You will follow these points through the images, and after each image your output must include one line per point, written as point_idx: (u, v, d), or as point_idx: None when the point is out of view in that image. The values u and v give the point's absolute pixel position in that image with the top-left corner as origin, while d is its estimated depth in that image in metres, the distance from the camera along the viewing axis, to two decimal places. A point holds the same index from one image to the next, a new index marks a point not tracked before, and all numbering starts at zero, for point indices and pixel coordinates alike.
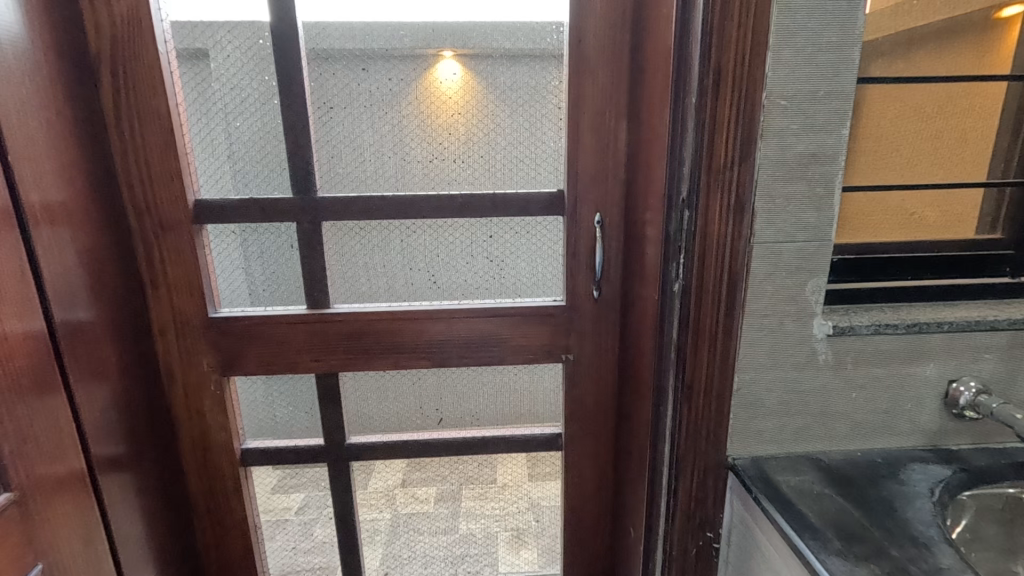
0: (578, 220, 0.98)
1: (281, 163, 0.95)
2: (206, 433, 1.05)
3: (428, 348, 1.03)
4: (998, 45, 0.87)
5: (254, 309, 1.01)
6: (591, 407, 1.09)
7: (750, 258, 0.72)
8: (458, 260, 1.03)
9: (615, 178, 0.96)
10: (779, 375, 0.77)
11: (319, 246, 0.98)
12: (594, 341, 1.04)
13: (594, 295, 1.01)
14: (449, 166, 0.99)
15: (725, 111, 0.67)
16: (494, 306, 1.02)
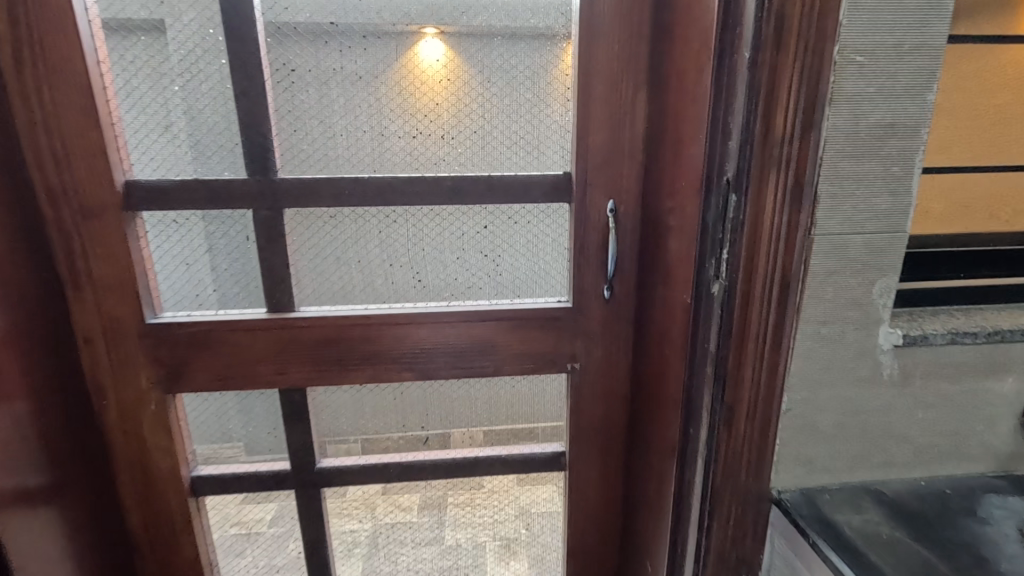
0: (589, 209, 0.83)
1: (233, 137, 0.79)
2: (147, 459, 0.88)
3: (413, 358, 0.88)
4: None
5: (203, 314, 0.84)
6: (599, 422, 0.95)
7: (810, 254, 0.59)
8: (447, 255, 0.88)
9: (632, 159, 0.82)
10: (835, 394, 0.64)
11: (281, 238, 0.82)
12: (604, 348, 0.91)
13: (605, 295, 0.87)
14: (437, 145, 0.84)
15: (788, 70, 0.54)
16: (488, 308, 0.88)
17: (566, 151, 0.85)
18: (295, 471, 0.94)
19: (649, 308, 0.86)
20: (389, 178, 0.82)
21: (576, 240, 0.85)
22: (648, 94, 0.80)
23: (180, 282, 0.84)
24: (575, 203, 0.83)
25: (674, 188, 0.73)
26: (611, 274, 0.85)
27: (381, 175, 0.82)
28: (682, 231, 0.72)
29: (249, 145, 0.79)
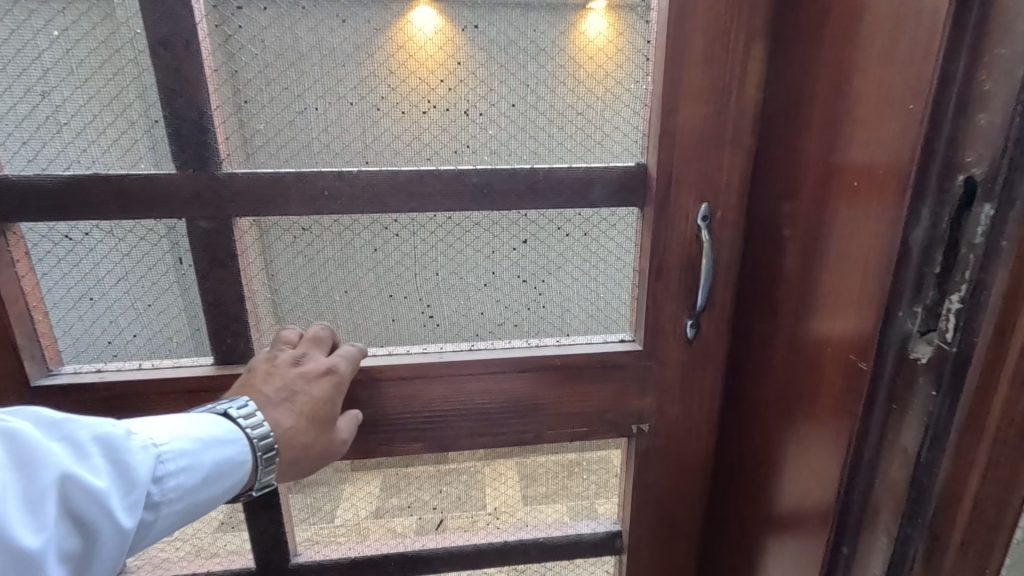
0: (672, 218, 0.59)
1: (151, 112, 0.52)
2: None
3: (424, 422, 0.64)
4: None
5: (120, 370, 0.58)
6: (670, 497, 0.71)
7: None
8: (469, 281, 0.62)
9: (736, 145, 0.58)
10: None
11: (229, 261, 0.56)
12: (682, 402, 0.67)
13: (688, 332, 0.63)
14: (455, 124, 0.57)
15: None
16: (528, 353, 0.63)
17: (641, 134, 0.59)
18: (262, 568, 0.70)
19: (750, 352, 0.62)
20: (387, 173, 0.56)
21: (651, 261, 0.60)
22: (763, 50, 0.55)
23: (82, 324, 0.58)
24: (653, 209, 0.59)
25: (816, 189, 0.49)
26: (701, 307, 0.61)
27: (374, 168, 0.56)
28: (832, 255, 0.48)
29: (177, 124, 0.52)
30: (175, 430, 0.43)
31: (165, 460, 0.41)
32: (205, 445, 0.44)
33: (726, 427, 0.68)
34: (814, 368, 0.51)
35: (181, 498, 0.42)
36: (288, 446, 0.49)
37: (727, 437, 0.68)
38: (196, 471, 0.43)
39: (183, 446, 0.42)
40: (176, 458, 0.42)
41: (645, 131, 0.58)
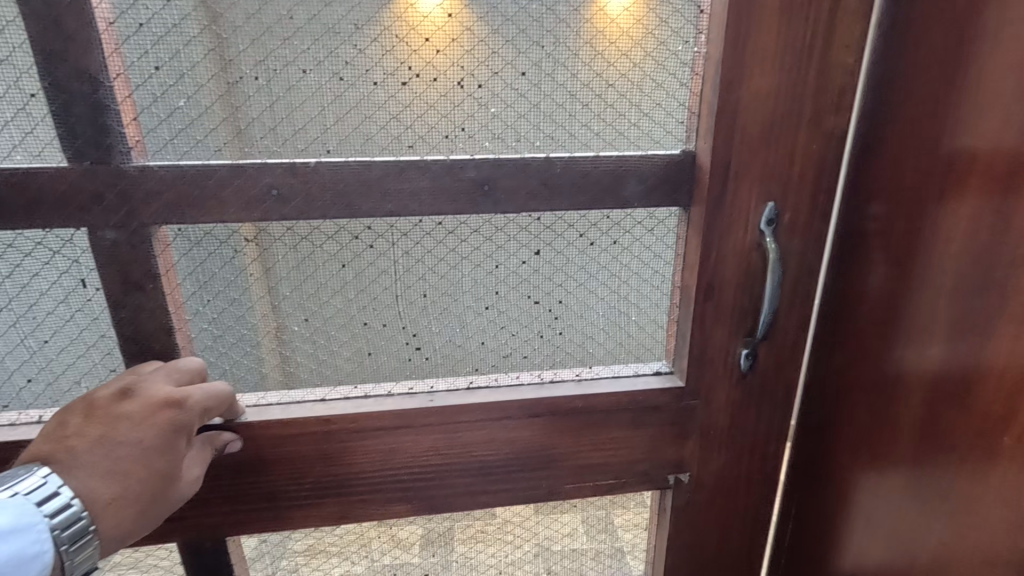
0: (729, 222, 0.46)
1: (22, 82, 0.37)
2: None
3: (411, 476, 0.51)
4: None
5: (8, 426, 0.44)
6: (712, 559, 0.59)
7: None
8: (467, 304, 0.48)
9: (813, 127, 0.44)
10: None
11: (148, 284, 0.43)
12: (729, 447, 0.54)
13: (741, 363, 0.50)
14: (447, 101, 0.42)
15: None
16: (542, 394, 0.50)
17: (688, 112, 0.45)
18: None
19: (812, 369, 0.53)
20: (355, 164, 0.42)
21: (699, 277, 0.47)
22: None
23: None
24: (702, 211, 0.45)
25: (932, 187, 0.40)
26: (762, 333, 0.48)
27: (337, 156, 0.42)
28: (956, 262, 0.39)
29: (60, 97, 0.37)
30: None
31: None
32: None
33: (789, 460, 0.59)
34: (916, 396, 0.42)
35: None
36: (113, 522, 0.36)
37: (788, 471, 0.59)
38: None
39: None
40: None
41: (696, 108, 0.44)
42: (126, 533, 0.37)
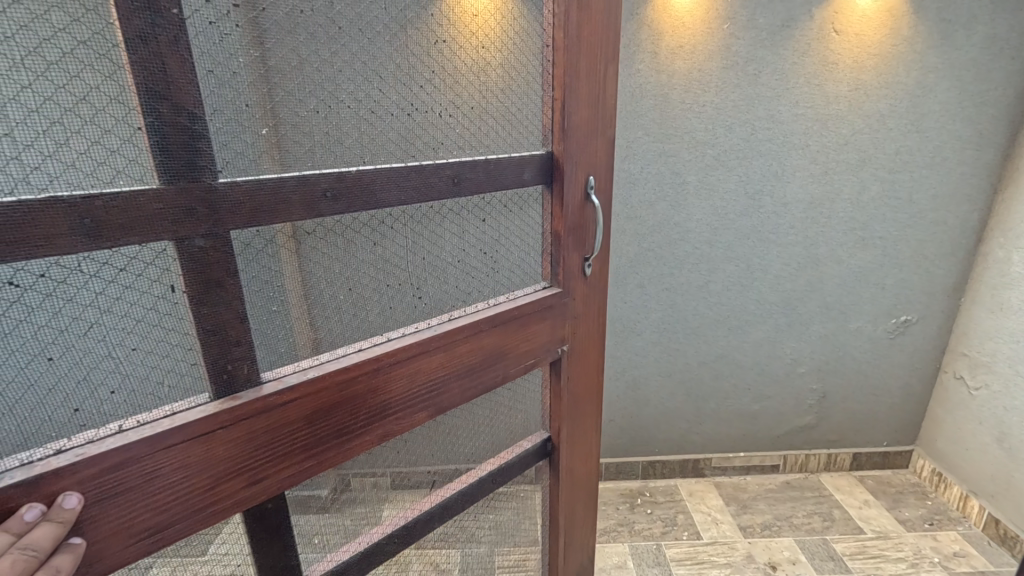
0: (573, 185, 0.72)
1: (124, 115, 0.40)
2: None
3: (427, 392, 0.63)
4: (862, 25, 1.26)
5: (95, 443, 0.41)
6: (583, 408, 0.88)
7: None
8: (446, 258, 0.65)
9: (602, 134, 0.75)
10: None
11: (228, 280, 0.46)
12: (585, 328, 0.82)
13: (584, 271, 0.78)
14: (433, 122, 0.60)
15: None
16: (496, 310, 0.69)
17: (540, 123, 0.70)
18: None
19: None
20: (385, 168, 0.54)
21: (564, 222, 0.72)
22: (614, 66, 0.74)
23: (26, 397, 0.39)
24: (557, 183, 0.71)
25: None
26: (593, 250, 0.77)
27: (373, 163, 0.54)
28: None
29: (162, 128, 0.41)
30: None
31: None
32: None
33: None
34: None
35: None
36: None
37: None
38: None
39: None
40: None
41: (549, 122, 0.69)
42: None
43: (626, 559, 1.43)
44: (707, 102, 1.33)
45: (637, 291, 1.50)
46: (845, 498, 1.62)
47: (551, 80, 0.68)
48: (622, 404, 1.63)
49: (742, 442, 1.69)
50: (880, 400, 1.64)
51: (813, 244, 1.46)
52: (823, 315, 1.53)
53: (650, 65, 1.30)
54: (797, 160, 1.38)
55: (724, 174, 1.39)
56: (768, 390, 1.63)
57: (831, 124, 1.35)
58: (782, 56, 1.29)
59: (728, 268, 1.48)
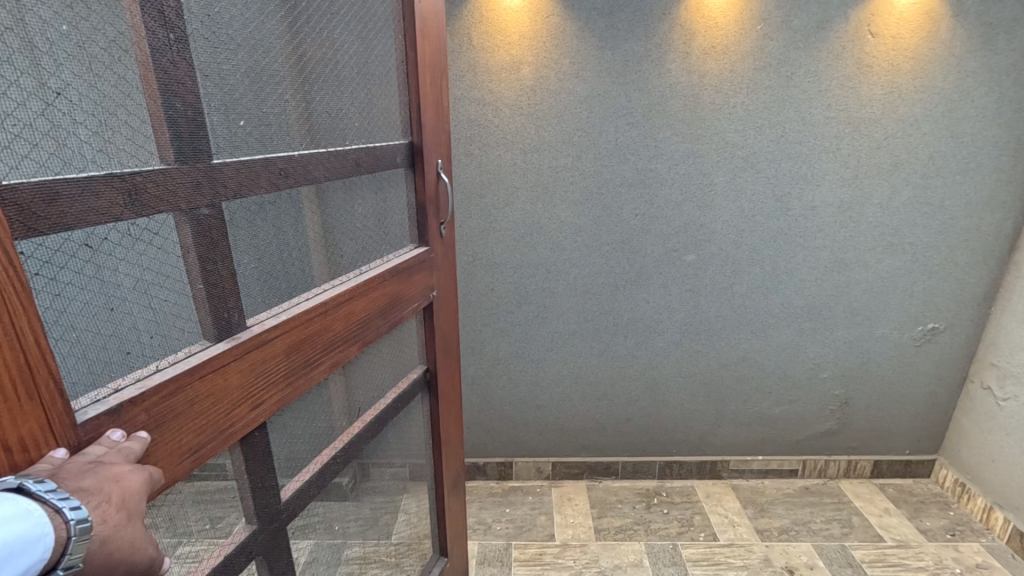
0: (430, 169, 0.82)
1: (148, 111, 0.43)
2: None
3: (363, 330, 0.69)
4: (898, 25, 1.25)
5: (146, 376, 0.44)
6: (447, 355, 0.99)
7: None
8: (356, 226, 0.70)
9: (442, 124, 0.86)
10: None
11: (221, 241, 0.51)
12: (445, 282, 0.93)
13: (441, 233, 0.89)
14: (345, 117, 0.67)
15: None
16: (392, 264, 0.76)
17: (401, 114, 0.77)
18: (263, 559, 0.60)
19: None
20: (316, 152, 0.62)
21: (427, 194, 0.82)
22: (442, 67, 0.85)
23: (96, 350, 0.41)
24: (421, 161, 0.80)
25: None
26: (447, 213, 0.88)
27: (308, 147, 0.61)
28: None
29: (175, 119, 0.45)
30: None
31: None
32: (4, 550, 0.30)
33: None
34: None
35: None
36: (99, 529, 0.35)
37: None
38: None
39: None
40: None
41: (407, 111, 0.78)
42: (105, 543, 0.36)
43: (642, 558, 1.43)
44: (738, 103, 1.32)
45: (660, 291, 1.50)
46: (865, 505, 1.60)
47: (407, 80, 0.76)
48: (639, 403, 1.63)
49: (761, 445, 1.68)
50: (904, 407, 1.62)
51: (841, 249, 1.44)
52: (848, 321, 1.52)
53: (682, 66, 1.29)
54: (828, 163, 1.36)
55: (752, 176, 1.38)
56: (790, 395, 1.62)
57: (864, 128, 1.33)
58: (816, 58, 1.28)
59: (753, 270, 1.47)
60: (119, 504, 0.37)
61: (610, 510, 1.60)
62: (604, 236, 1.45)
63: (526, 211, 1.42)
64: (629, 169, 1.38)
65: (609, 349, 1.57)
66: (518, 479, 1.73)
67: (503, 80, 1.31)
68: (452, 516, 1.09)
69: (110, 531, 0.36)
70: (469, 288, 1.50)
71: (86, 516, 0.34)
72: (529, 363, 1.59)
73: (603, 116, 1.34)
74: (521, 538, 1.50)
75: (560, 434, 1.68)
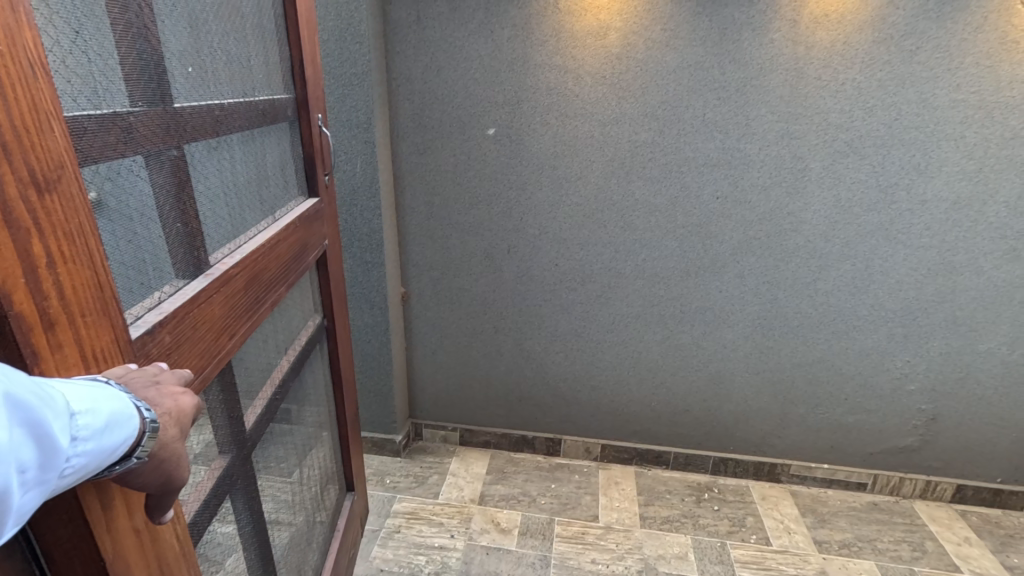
0: (314, 125, 0.79)
1: (121, 49, 0.42)
2: None
3: (287, 271, 0.70)
4: None
5: (157, 306, 0.45)
6: (342, 300, 0.97)
7: None
8: (265, 178, 0.68)
9: (316, 70, 0.80)
10: None
11: (186, 184, 0.51)
12: (335, 231, 0.91)
13: (325, 180, 0.86)
14: (254, 70, 0.65)
15: None
16: (300, 209, 0.76)
17: (284, 65, 0.73)
18: (237, 485, 0.64)
19: None
20: (239, 101, 0.61)
21: (314, 149, 0.79)
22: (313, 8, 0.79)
23: (121, 281, 0.42)
24: (305, 113, 0.76)
25: None
26: (327, 165, 0.85)
27: (232, 96, 0.60)
28: None
29: (144, 59, 0.45)
30: (79, 389, 0.32)
31: (72, 422, 0.30)
32: (111, 421, 0.32)
33: None
34: None
35: (85, 459, 0.31)
36: (164, 435, 0.36)
37: None
38: (98, 416, 0.32)
39: (37, 413, 0.29)
40: (91, 421, 0.31)
41: (289, 61, 0.73)
42: (165, 453, 0.37)
43: (688, 551, 1.40)
44: (848, 80, 1.19)
45: (735, 281, 1.42)
46: (941, 530, 1.47)
47: (285, 30, 0.72)
48: (700, 395, 1.57)
49: (828, 453, 1.58)
50: (1002, 430, 1.46)
51: (950, 251, 1.29)
52: (946, 330, 1.37)
53: (789, 36, 1.18)
54: (947, 153, 1.21)
55: (856, 162, 1.25)
56: (869, 403, 1.50)
57: (997, 114, 1.17)
58: (950, 31, 1.13)
59: (842, 267, 1.35)
60: (177, 420, 0.38)
61: (657, 499, 1.57)
62: (679, 219, 1.37)
63: (599, 186, 1.37)
64: (714, 148, 1.29)
65: (672, 337, 1.51)
66: (565, 456, 1.73)
67: (587, 47, 1.25)
68: (356, 453, 1.11)
69: (168, 440, 0.37)
70: (532, 261, 1.48)
71: (156, 418, 0.36)
72: (587, 343, 1.56)
73: (693, 89, 1.25)
74: (564, 515, 1.51)
75: (615, 418, 1.65)
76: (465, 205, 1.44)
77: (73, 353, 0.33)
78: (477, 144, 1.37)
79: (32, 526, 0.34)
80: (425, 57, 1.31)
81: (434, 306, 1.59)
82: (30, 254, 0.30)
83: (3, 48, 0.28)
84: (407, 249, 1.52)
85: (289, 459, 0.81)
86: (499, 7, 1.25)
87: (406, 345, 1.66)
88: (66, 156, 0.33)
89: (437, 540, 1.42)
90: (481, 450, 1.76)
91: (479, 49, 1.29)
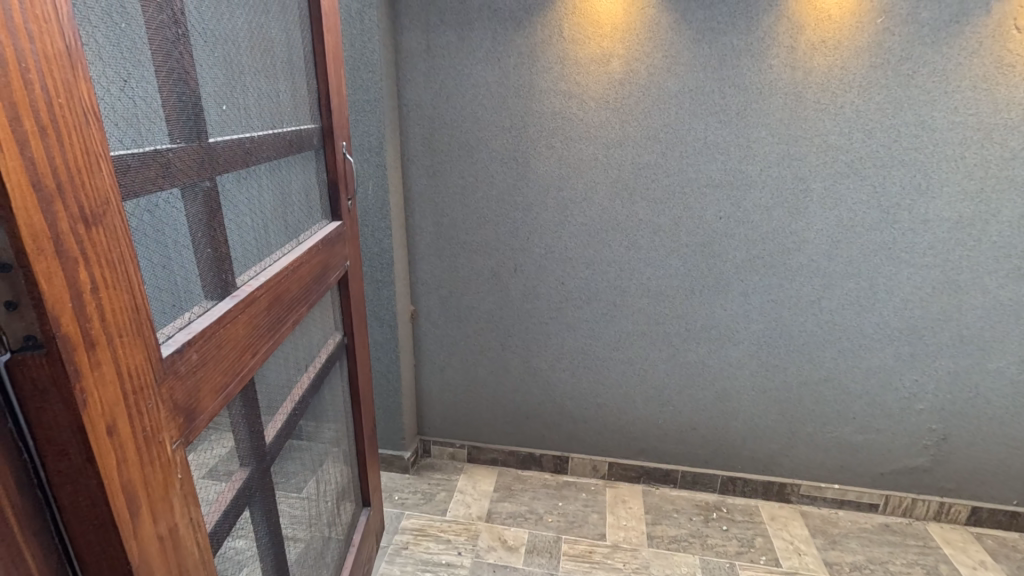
0: (339, 153, 0.84)
1: (163, 92, 0.47)
2: None
3: (308, 292, 0.73)
4: None
5: (187, 326, 0.48)
6: (361, 319, 1.00)
7: None
8: (290, 204, 0.72)
9: (342, 101, 0.85)
10: None
11: (217, 212, 0.55)
12: (356, 252, 0.95)
13: (348, 204, 0.90)
14: (282, 103, 0.70)
15: None
16: (324, 233, 0.80)
17: (312, 98, 0.77)
18: (255, 497, 0.67)
19: None
20: (267, 134, 0.65)
21: (337, 175, 0.83)
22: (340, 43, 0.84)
23: (156, 304, 0.45)
24: (330, 142, 0.81)
25: None
26: (350, 190, 0.90)
27: (262, 129, 0.64)
28: None
29: (184, 100, 0.49)
30: None
31: None
32: None
33: None
34: None
35: None
36: None
37: None
38: None
39: None
40: None
41: (316, 94, 0.78)
42: None
43: (695, 572, 1.39)
44: (847, 103, 1.22)
45: (740, 299, 1.43)
46: (956, 554, 1.44)
47: (313, 65, 0.77)
48: (707, 413, 1.57)
49: (838, 473, 1.57)
50: (1015, 451, 1.44)
51: (954, 269, 1.30)
52: (954, 349, 1.37)
53: (786, 62, 1.21)
54: (948, 174, 1.23)
55: (856, 182, 1.27)
56: (878, 422, 1.49)
57: (996, 135, 1.18)
58: (946, 56, 1.15)
59: (847, 285, 1.36)
60: None
61: (664, 519, 1.56)
62: (683, 238, 1.40)
63: (603, 207, 1.40)
64: (716, 169, 1.32)
65: (679, 354, 1.52)
66: (573, 474, 1.73)
67: (591, 73, 1.29)
68: (371, 467, 1.13)
69: None
70: (539, 279, 1.51)
71: None
72: (594, 360, 1.58)
73: (694, 113, 1.28)
74: (571, 534, 1.51)
75: (623, 436, 1.66)
76: (474, 225, 1.48)
77: (109, 370, 0.36)
78: (486, 167, 1.42)
79: (67, 533, 0.36)
80: (437, 84, 1.36)
81: (444, 323, 1.62)
82: (76, 281, 0.33)
83: (63, 101, 0.32)
84: (418, 268, 1.56)
85: (303, 473, 0.84)
86: (507, 36, 1.30)
87: (416, 362, 1.69)
88: (110, 192, 0.36)
89: (444, 557, 1.43)
90: (490, 467, 1.77)
91: (488, 76, 1.34)
